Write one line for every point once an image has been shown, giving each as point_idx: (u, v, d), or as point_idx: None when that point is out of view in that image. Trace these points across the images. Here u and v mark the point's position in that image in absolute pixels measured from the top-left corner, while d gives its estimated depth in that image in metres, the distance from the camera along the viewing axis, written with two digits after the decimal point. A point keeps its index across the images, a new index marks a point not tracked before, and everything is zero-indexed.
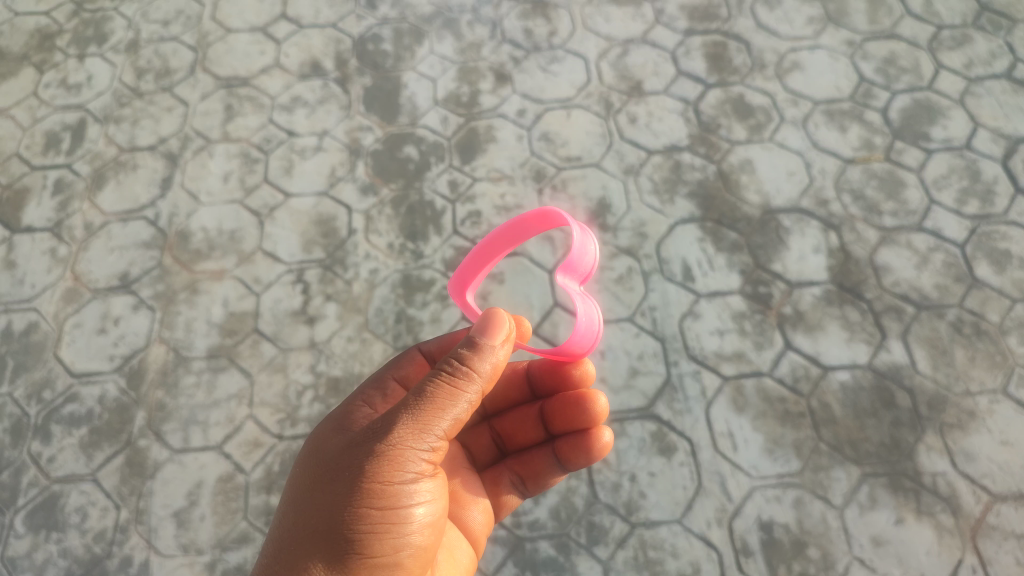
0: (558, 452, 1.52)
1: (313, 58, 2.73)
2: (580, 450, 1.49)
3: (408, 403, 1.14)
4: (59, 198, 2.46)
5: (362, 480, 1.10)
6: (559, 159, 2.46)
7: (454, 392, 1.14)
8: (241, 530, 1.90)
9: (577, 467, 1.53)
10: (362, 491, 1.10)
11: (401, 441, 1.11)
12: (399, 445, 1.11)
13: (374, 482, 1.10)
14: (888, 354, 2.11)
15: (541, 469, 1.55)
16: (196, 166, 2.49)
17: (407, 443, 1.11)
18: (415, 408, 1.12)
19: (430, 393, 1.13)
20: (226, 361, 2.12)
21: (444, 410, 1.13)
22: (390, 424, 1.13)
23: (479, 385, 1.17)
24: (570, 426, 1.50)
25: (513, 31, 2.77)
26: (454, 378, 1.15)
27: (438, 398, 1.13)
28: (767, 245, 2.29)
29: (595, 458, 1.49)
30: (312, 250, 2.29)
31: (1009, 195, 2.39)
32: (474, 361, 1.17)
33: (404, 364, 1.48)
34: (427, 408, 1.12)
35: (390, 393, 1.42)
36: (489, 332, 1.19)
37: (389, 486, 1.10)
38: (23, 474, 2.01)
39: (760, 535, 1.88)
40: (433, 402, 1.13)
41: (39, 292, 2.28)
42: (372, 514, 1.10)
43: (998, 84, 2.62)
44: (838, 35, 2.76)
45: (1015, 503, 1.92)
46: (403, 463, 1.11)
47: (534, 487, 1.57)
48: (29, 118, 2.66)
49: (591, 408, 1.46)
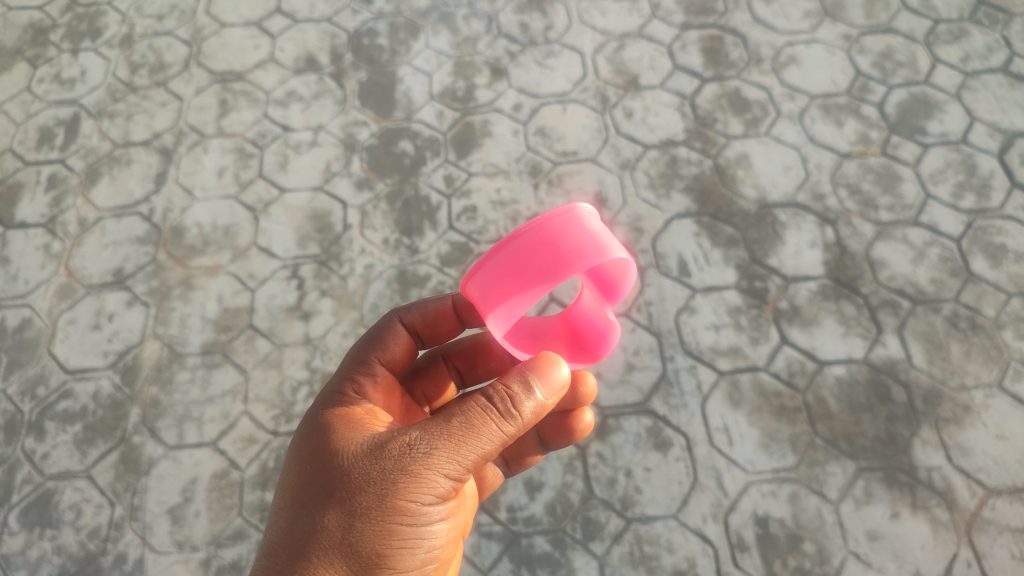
0: (543, 432, 1.50)
1: (308, 53, 2.71)
2: (564, 430, 1.48)
3: (452, 430, 1.07)
4: (52, 193, 2.45)
5: (394, 500, 1.05)
6: (554, 154, 2.45)
7: (501, 427, 1.08)
8: (236, 526, 1.90)
9: (560, 446, 1.53)
10: (392, 510, 1.05)
11: (440, 468, 1.05)
12: (437, 471, 1.05)
13: (406, 504, 1.05)
14: (884, 349, 2.11)
15: (524, 448, 1.54)
16: (190, 161, 2.47)
17: (445, 471, 1.06)
18: (459, 437, 1.06)
19: (477, 425, 1.07)
20: (221, 357, 2.12)
21: (487, 444, 1.08)
22: (429, 448, 1.06)
23: (525, 424, 1.11)
24: (555, 407, 1.46)
25: (509, 25, 2.76)
26: (502, 413, 1.09)
27: (484, 432, 1.07)
28: (763, 240, 2.29)
29: (577, 438, 1.50)
30: (307, 245, 2.28)
31: (1005, 189, 2.39)
32: (524, 399, 1.10)
33: (391, 344, 1.36)
34: (471, 439, 1.06)
35: (379, 380, 1.32)
36: (540, 371, 1.13)
37: (420, 508, 1.06)
38: (17, 470, 2.01)
39: (755, 530, 1.88)
40: (477, 433, 1.07)
41: (32, 288, 2.27)
42: (400, 533, 1.06)
43: (995, 78, 2.62)
44: (835, 29, 2.76)
45: (1010, 498, 1.92)
46: (439, 488, 1.06)
47: (516, 466, 1.58)
48: (22, 113, 2.65)
49: (578, 389, 1.40)
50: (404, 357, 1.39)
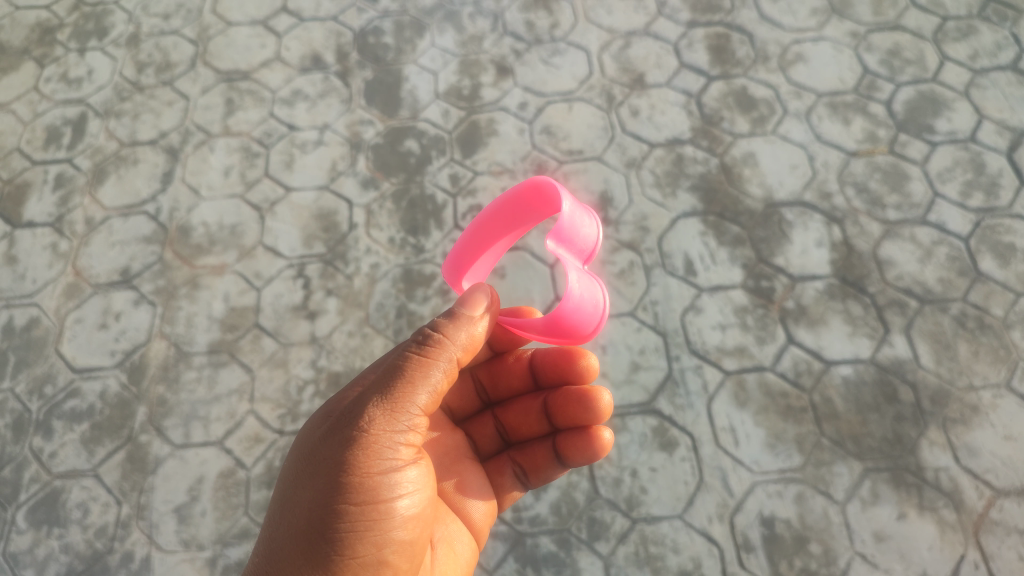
0: (560, 447, 1.51)
1: (313, 52, 2.71)
2: (582, 447, 1.48)
3: (383, 382, 1.18)
4: (59, 193, 2.46)
5: (341, 472, 1.11)
6: (560, 153, 2.45)
7: (427, 365, 1.19)
8: (242, 525, 1.90)
9: (578, 464, 1.52)
10: (340, 485, 1.10)
11: (376, 423, 1.14)
12: (375, 428, 1.14)
13: (351, 473, 1.11)
14: (891, 349, 2.10)
15: (542, 463, 1.55)
16: (196, 161, 2.48)
17: (382, 426, 1.14)
18: (387, 388, 1.17)
19: (405, 368, 1.18)
20: (227, 356, 2.12)
21: (419, 383, 1.18)
22: (364, 407, 1.16)
23: (452, 355, 1.21)
24: (573, 423, 1.49)
25: (515, 24, 2.76)
26: (426, 352, 1.20)
27: (412, 371, 1.18)
28: (770, 239, 2.28)
29: (596, 456, 1.49)
30: (312, 244, 2.28)
31: (1014, 188, 2.37)
32: (446, 333, 1.22)
33: None
34: (400, 385, 1.16)
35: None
36: (463, 306, 1.26)
37: (368, 474, 1.12)
38: (25, 469, 2.02)
39: (761, 530, 1.88)
40: (405, 378, 1.17)
41: (40, 287, 2.28)
42: (351, 511, 1.10)
43: (1004, 76, 2.60)
44: (842, 27, 2.74)
45: (1017, 499, 1.91)
46: (381, 447, 1.13)
47: (536, 479, 1.58)
48: (29, 112, 2.66)
49: (595, 405, 1.45)
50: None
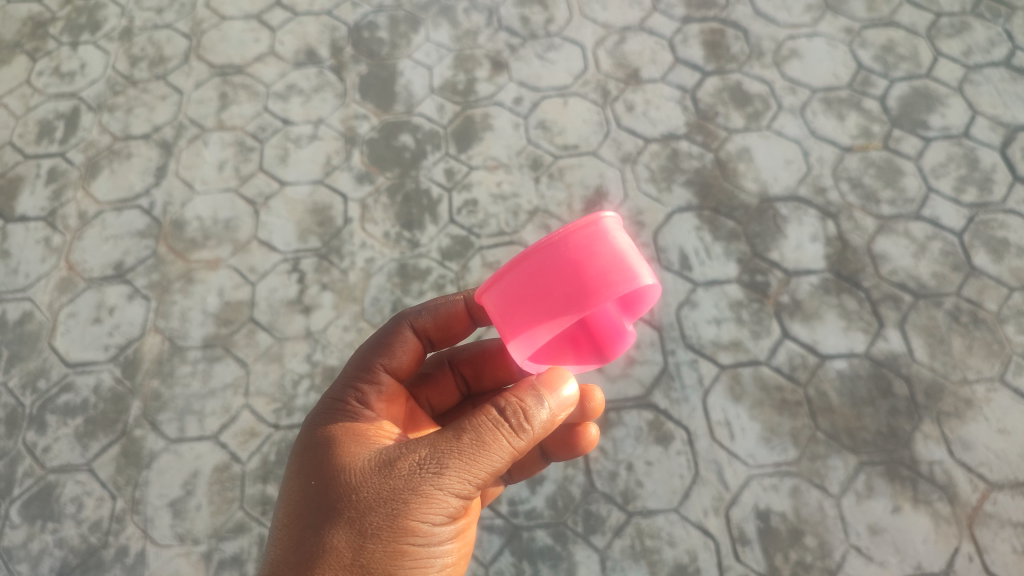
0: (546, 443, 1.45)
1: (307, 46, 2.70)
2: (568, 444, 1.42)
3: (464, 444, 1.05)
4: (53, 186, 2.44)
5: (406, 521, 1.04)
6: (555, 147, 2.44)
7: (513, 443, 1.07)
8: (237, 519, 1.90)
9: (563, 458, 1.48)
10: (403, 531, 1.04)
11: (452, 488, 1.04)
12: (449, 491, 1.04)
13: (418, 524, 1.04)
14: (885, 343, 2.11)
15: (526, 459, 1.50)
16: (191, 155, 2.47)
17: (457, 491, 1.05)
18: (469, 454, 1.05)
19: (490, 439, 1.05)
20: (222, 350, 2.11)
21: (501, 459, 1.06)
22: (441, 466, 1.04)
23: (537, 437, 1.09)
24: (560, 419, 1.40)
25: (510, 19, 2.75)
26: (515, 428, 1.07)
27: (498, 447, 1.06)
28: (765, 234, 2.29)
29: (583, 451, 1.44)
30: (307, 239, 2.27)
31: (1007, 183, 2.38)
32: (536, 412, 1.09)
33: (398, 351, 1.32)
34: (483, 457, 1.05)
35: (385, 389, 1.29)
36: (552, 385, 1.13)
37: (433, 530, 1.06)
38: (18, 464, 2.01)
39: (757, 524, 1.88)
40: (489, 451, 1.05)
41: (33, 281, 2.27)
42: (411, 555, 1.05)
43: (997, 72, 2.61)
44: (837, 23, 2.74)
45: (1011, 492, 1.92)
46: (449, 508, 1.06)
47: (518, 474, 1.53)
48: (22, 106, 2.64)
49: (587, 404, 1.35)
50: (411, 365, 1.34)
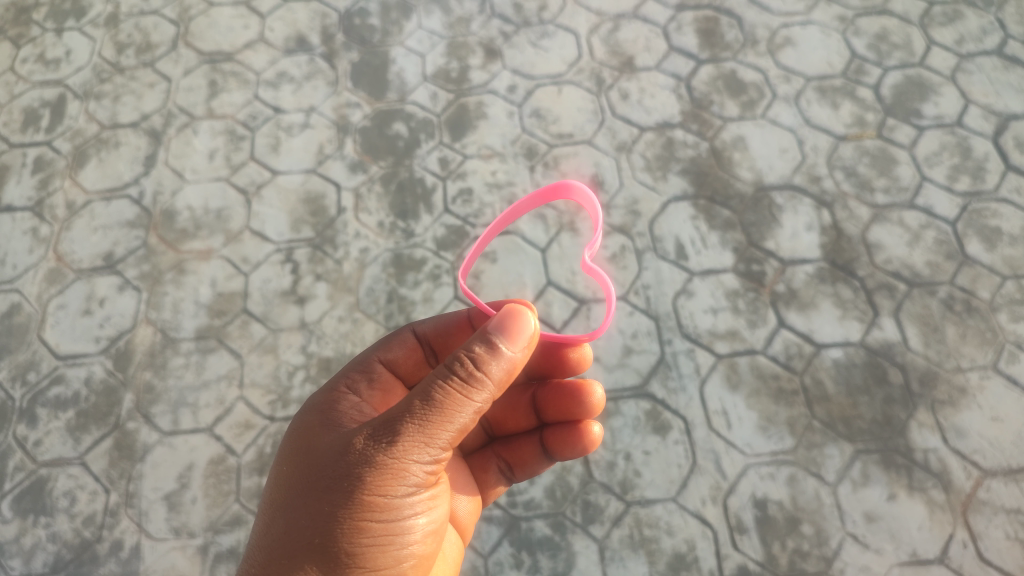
0: (549, 441, 1.48)
1: (298, 33, 2.66)
2: (571, 443, 1.46)
3: (413, 410, 1.03)
4: (39, 176, 2.40)
5: (362, 494, 1.03)
6: (551, 136, 2.42)
7: (465, 400, 1.04)
8: (234, 512, 1.88)
9: (566, 458, 1.50)
10: (361, 505, 1.04)
11: (406, 455, 1.03)
12: (403, 459, 1.03)
13: (375, 496, 1.03)
14: (880, 331, 2.12)
15: (528, 458, 1.51)
16: (180, 143, 2.43)
17: (412, 458, 1.03)
18: (419, 419, 1.02)
19: (438, 400, 1.02)
20: (215, 342, 2.09)
21: (452, 419, 1.03)
22: (391, 435, 1.03)
23: (490, 390, 1.05)
24: (564, 417, 1.46)
25: (503, 6, 2.72)
26: (466, 385, 1.03)
27: (448, 407, 1.02)
28: (760, 223, 2.28)
29: (586, 450, 1.46)
30: (300, 229, 2.25)
31: (1000, 172, 2.39)
32: (487, 365, 1.05)
33: (394, 346, 1.39)
34: (435, 420, 1.02)
35: (377, 377, 1.33)
36: (507, 332, 1.07)
37: (392, 500, 1.05)
38: (9, 457, 1.99)
39: (754, 512, 1.89)
40: (441, 413, 1.02)
41: (21, 273, 2.23)
42: (372, 528, 1.04)
43: (990, 61, 2.61)
44: (830, 11, 2.73)
45: (1004, 479, 1.94)
46: (406, 477, 1.04)
47: (521, 474, 1.54)
48: (6, 94, 2.59)
49: (587, 400, 1.43)
50: (411, 364, 1.41)
